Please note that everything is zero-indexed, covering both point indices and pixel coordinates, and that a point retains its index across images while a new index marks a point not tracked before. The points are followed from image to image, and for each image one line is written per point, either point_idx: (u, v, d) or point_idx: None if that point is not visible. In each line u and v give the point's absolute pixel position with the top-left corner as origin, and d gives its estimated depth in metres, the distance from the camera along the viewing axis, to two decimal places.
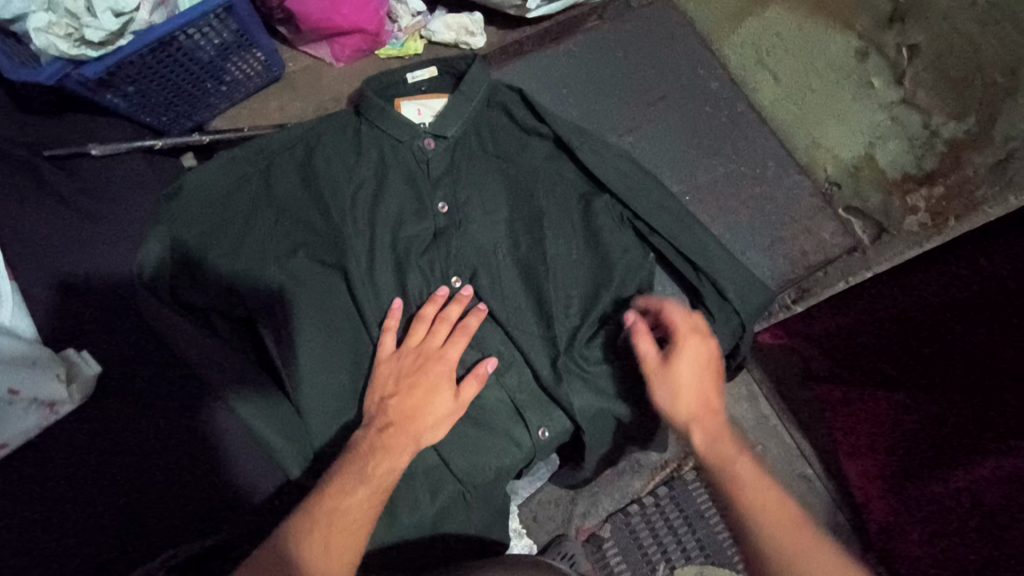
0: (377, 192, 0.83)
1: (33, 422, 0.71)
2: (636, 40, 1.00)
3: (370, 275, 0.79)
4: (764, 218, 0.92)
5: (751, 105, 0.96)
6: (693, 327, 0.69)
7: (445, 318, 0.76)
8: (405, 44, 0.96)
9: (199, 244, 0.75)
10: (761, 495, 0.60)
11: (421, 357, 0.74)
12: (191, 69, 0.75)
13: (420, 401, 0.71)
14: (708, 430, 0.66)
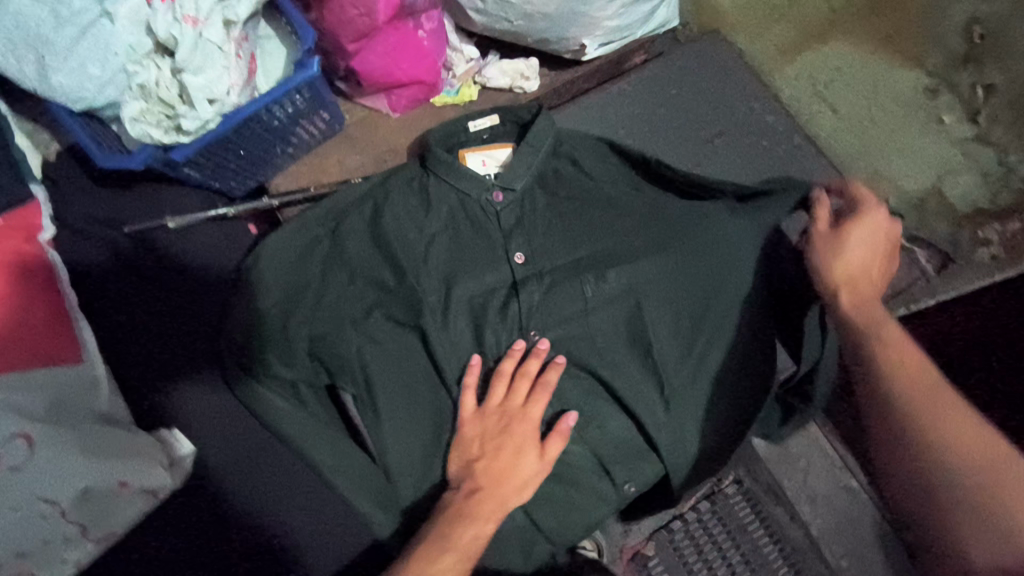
0: (451, 246, 0.82)
1: (136, 509, 0.74)
2: (688, 76, 0.99)
3: (450, 333, 0.78)
4: None
5: (809, 138, 0.95)
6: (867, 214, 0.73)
7: (524, 374, 0.76)
8: (460, 91, 0.96)
9: (281, 311, 0.76)
10: (908, 359, 0.59)
11: (502, 419, 0.75)
12: (265, 137, 0.75)
13: (505, 464, 0.73)
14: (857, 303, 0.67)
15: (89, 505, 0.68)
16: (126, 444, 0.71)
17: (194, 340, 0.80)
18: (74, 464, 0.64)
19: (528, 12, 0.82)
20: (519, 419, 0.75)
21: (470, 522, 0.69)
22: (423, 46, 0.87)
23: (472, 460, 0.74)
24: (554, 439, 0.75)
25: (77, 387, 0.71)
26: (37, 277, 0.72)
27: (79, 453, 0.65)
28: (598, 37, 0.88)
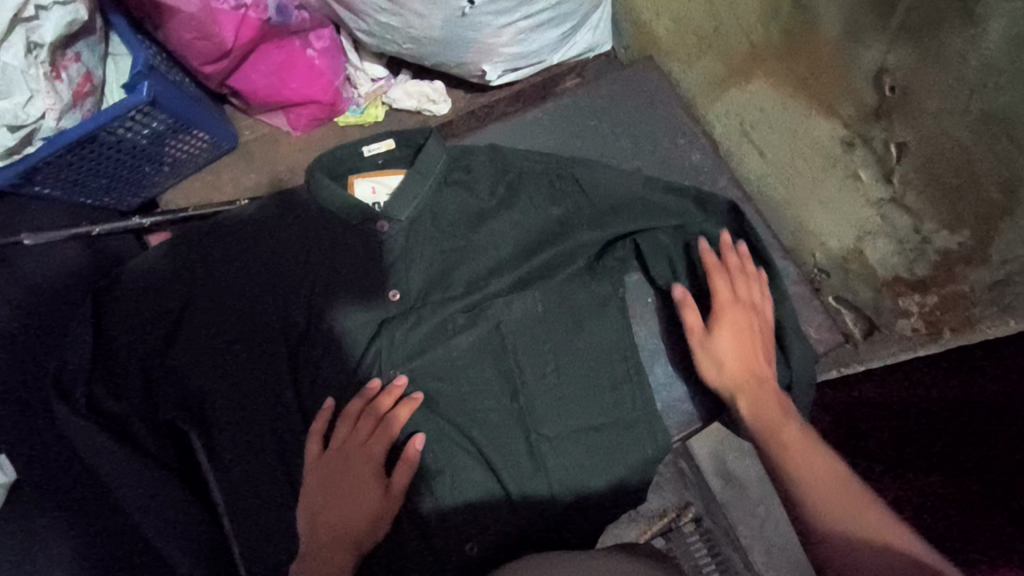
0: (328, 272, 0.77)
1: None
2: (611, 107, 0.92)
3: (308, 366, 0.75)
4: None
5: (736, 181, 0.87)
6: (737, 298, 0.73)
7: (372, 412, 0.72)
8: (366, 111, 0.91)
9: (133, 337, 0.73)
10: (797, 449, 0.62)
11: (348, 454, 0.71)
12: (120, 157, 0.72)
13: (352, 500, 0.70)
14: (751, 397, 0.68)
15: None
16: None
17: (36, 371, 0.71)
18: None
19: (414, 36, 0.76)
20: (364, 451, 0.71)
21: (321, 561, 0.67)
22: (314, 65, 0.83)
23: (319, 503, 0.70)
24: (400, 469, 0.70)
25: None
26: None
27: None
28: (499, 63, 0.82)
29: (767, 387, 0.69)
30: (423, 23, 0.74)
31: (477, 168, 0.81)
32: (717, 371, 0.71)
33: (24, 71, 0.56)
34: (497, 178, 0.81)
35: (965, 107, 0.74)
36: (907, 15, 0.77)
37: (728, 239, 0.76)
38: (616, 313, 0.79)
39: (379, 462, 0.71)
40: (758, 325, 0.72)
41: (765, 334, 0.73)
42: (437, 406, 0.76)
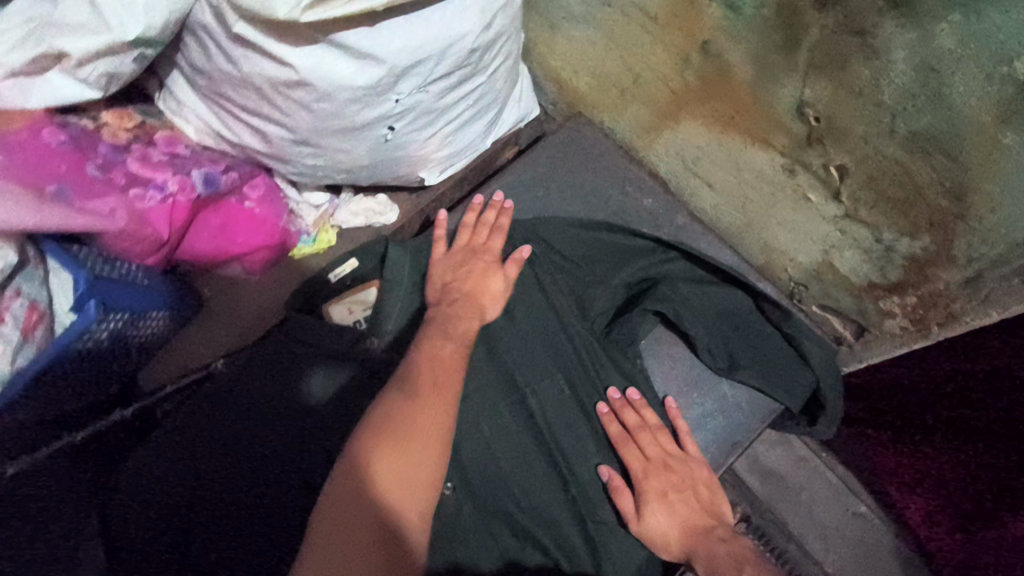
0: (334, 414, 0.76)
1: None
2: (558, 169, 0.93)
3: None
4: (746, 343, 0.83)
5: (692, 216, 0.90)
6: (652, 461, 0.77)
7: (484, 222, 0.84)
8: (317, 238, 0.91)
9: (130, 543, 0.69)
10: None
11: (454, 263, 0.80)
12: (87, 364, 0.71)
13: (421, 439, 0.62)
14: (706, 555, 0.73)
15: None
16: None
17: None
18: None
19: (344, 168, 0.76)
20: (493, 268, 0.80)
21: (373, 478, 0.59)
22: (254, 214, 0.83)
23: (443, 308, 0.76)
24: (495, 304, 0.79)
25: None
26: None
27: None
28: (434, 167, 0.83)
29: (714, 535, 0.75)
30: (349, 156, 0.74)
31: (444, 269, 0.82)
32: (669, 549, 0.75)
33: None
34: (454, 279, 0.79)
35: (892, 129, 0.60)
36: (813, 46, 0.60)
37: (616, 391, 0.80)
38: (617, 377, 0.81)
39: (495, 261, 0.81)
40: (675, 468, 0.78)
41: (694, 477, 0.78)
42: (483, 513, 0.73)
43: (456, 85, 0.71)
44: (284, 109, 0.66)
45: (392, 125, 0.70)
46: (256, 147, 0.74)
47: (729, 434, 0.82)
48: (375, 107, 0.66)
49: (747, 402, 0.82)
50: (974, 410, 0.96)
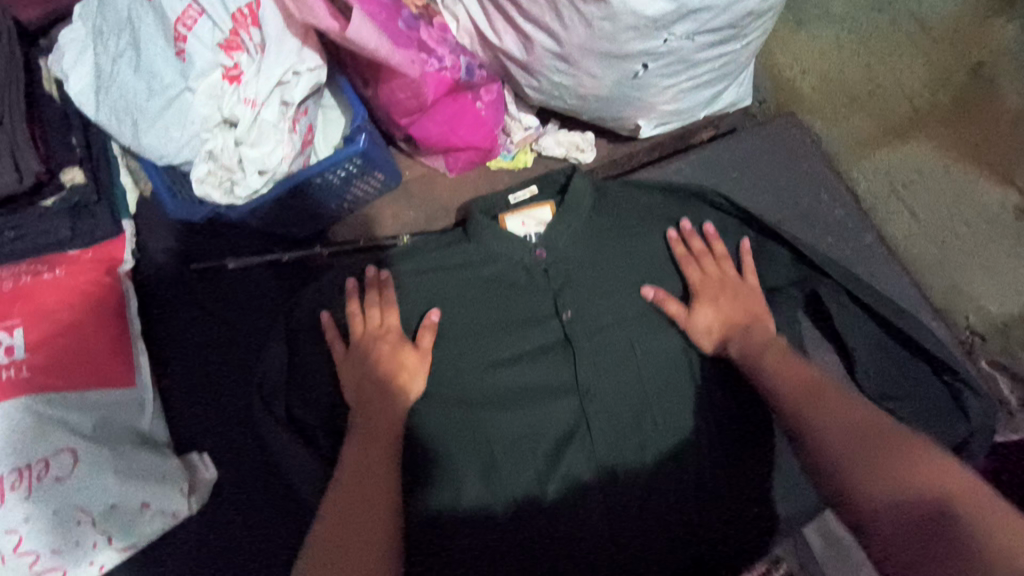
0: (499, 304, 0.79)
1: (158, 525, 0.75)
2: (754, 161, 0.93)
3: (471, 389, 0.77)
4: (902, 376, 0.81)
5: (882, 238, 0.88)
6: (709, 273, 0.80)
7: (370, 300, 0.78)
8: (516, 156, 0.98)
9: (308, 357, 0.79)
10: (812, 391, 0.68)
11: (359, 343, 0.76)
12: (319, 195, 0.81)
13: (727, 323, 0.78)
14: (742, 343, 0.75)
15: (115, 519, 0.72)
16: (152, 466, 0.75)
17: (237, 381, 0.85)
18: (106, 483, 0.71)
19: (581, 93, 0.82)
20: (400, 347, 0.75)
21: (351, 512, 0.63)
22: (480, 115, 0.89)
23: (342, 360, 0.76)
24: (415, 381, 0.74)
25: (126, 408, 0.76)
26: (107, 306, 0.76)
27: (112, 473, 0.71)
28: (653, 118, 0.87)
29: (759, 326, 0.77)
30: (594, 83, 0.79)
31: (639, 207, 0.84)
32: (710, 341, 0.77)
33: (275, 125, 0.66)
34: (647, 222, 0.84)
35: None
36: None
37: (690, 222, 0.83)
38: None
39: (401, 338, 0.76)
40: (734, 288, 0.79)
41: (746, 294, 0.79)
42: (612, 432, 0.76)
43: (716, 43, 0.76)
44: (565, 21, 0.72)
45: (646, 64, 0.76)
46: (513, 53, 0.81)
47: None
48: (645, 41, 0.72)
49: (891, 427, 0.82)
50: None
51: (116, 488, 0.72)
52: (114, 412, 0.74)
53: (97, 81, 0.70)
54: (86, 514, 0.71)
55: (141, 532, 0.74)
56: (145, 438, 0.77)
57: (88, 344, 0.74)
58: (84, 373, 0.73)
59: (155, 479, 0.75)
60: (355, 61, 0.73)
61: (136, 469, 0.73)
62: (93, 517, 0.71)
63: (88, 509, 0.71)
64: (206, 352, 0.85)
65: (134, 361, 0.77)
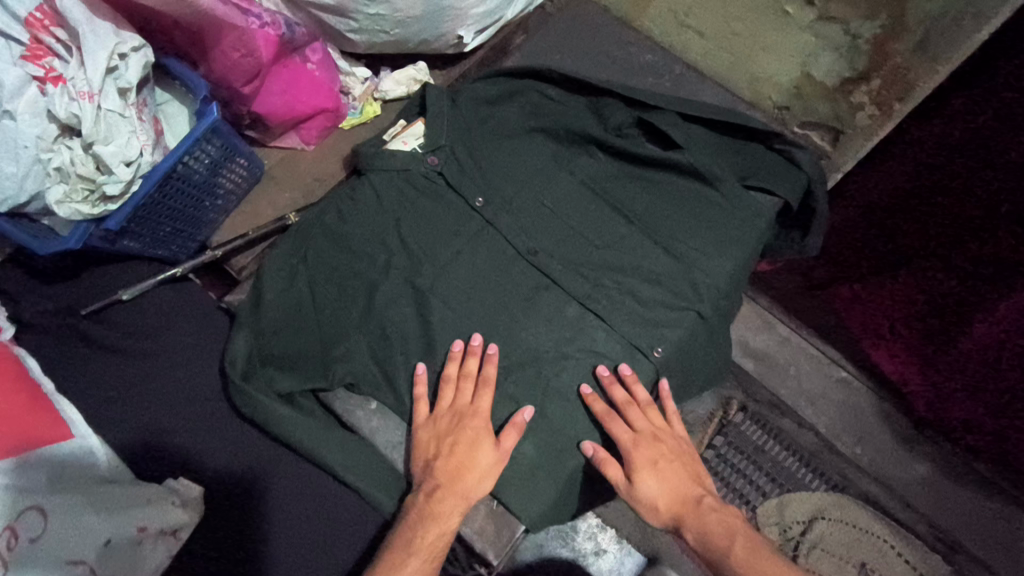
0: (419, 221, 0.91)
1: (164, 553, 0.79)
2: (568, 41, 1.06)
3: (432, 294, 0.86)
4: (744, 158, 0.98)
5: (687, 64, 1.05)
6: (633, 396, 0.83)
7: (467, 374, 0.81)
8: (363, 110, 1.01)
9: (269, 339, 0.81)
10: (693, 519, 0.80)
11: (435, 428, 0.78)
12: (190, 193, 0.80)
13: (648, 430, 0.82)
14: (639, 413, 0.82)
15: (116, 555, 0.76)
16: (130, 495, 0.78)
17: (188, 398, 0.86)
18: (90, 521, 0.74)
19: (400, 19, 0.88)
20: (486, 436, 0.78)
21: (422, 533, 0.72)
22: (315, 77, 0.92)
23: (430, 459, 0.77)
24: (483, 452, 0.77)
25: (78, 459, 0.78)
26: (12, 374, 0.78)
27: (90, 510, 0.75)
28: (471, 26, 0.96)
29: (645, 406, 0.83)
30: (407, 3, 0.86)
31: (488, 101, 0.99)
32: (634, 443, 0.81)
33: (122, 115, 0.66)
34: (499, 103, 1.00)
35: None
36: None
37: (627, 369, 0.83)
38: (655, 180, 0.96)
39: (490, 430, 0.78)
40: (650, 413, 0.83)
41: (675, 446, 0.85)
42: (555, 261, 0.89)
43: None
44: None
45: None
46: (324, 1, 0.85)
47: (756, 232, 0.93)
48: None
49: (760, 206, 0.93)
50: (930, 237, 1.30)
51: (106, 525, 0.75)
52: (64, 465, 0.76)
53: None
54: (84, 562, 0.73)
55: (146, 559, 0.78)
56: (111, 480, 0.79)
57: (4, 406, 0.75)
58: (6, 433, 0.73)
59: (142, 503, 0.79)
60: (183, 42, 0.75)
61: (113, 504, 0.77)
62: (93, 561, 0.74)
63: (82, 557, 0.73)
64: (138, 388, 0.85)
65: (60, 414, 0.78)
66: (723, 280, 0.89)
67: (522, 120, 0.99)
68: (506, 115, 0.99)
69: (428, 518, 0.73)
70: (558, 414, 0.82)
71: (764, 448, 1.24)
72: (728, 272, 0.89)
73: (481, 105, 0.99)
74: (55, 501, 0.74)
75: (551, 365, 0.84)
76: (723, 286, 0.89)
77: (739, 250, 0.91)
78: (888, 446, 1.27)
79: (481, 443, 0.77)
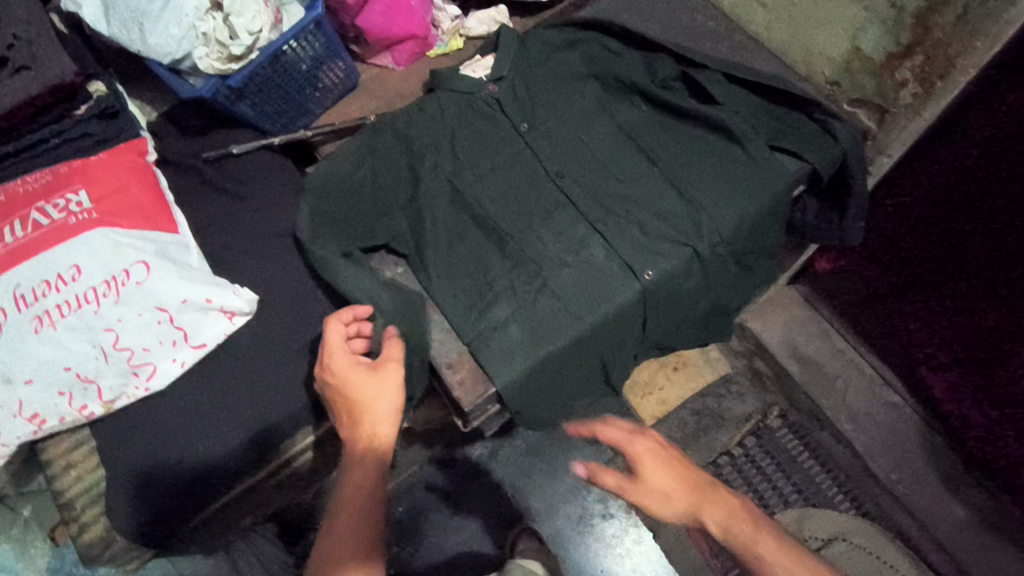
0: (471, 136, 1.06)
1: (217, 330, 0.82)
2: (639, 3, 1.16)
3: (467, 195, 1.00)
4: (780, 123, 1.03)
5: (748, 35, 1.11)
6: (653, 447, 0.78)
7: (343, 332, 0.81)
8: (449, 43, 1.19)
9: (329, 203, 0.99)
10: (708, 504, 0.77)
11: (339, 392, 0.78)
12: (296, 78, 1.01)
13: (688, 489, 0.77)
14: (682, 490, 0.77)
15: (186, 316, 0.80)
16: (206, 276, 0.83)
17: (255, 236, 0.97)
18: (179, 283, 0.80)
19: None
20: (384, 373, 0.79)
21: (355, 491, 0.76)
22: (412, 6, 1.10)
23: (346, 414, 0.78)
24: (383, 394, 0.78)
25: (176, 249, 0.84)
26: (145, 177, 0.88)
27: (181, 277, 0.80)
28: None
29: (670, 454, 0.78)
30: None
31: (551, 43, 1.12)
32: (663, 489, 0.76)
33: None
34: (562, 44, 1.12)
35: None
36: None
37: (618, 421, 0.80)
38: (690, 132, 1.03)
39: (383, 365, 0.79)
40: (672, 455, 0.78)
41: (703, 476, 0.79)
42: (578, 187, 1.00)
43: None
44: None
45: None
46: None
47: (774, 193, 0.98)
48: None
49: (785, 170, 0.99)
50: (946, 256, 1.24)
51: (185, 287, 0.80)
52: (168, 246, 0.83)
53: (103, 4, 0.89)
54: (165, 312, 0.79)
55: (208, 328, 0.81)
56: (194, 266, 0.84)
57: (137, 192, 0.85)
58: (136, 217, 0.83)
59: (211, 283, 0.82)
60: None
61: (199, 277, 0.82)
62: (172, 313, 0.79)
63: (167, 308, 0.79)
64: (235, 218, 0.98)
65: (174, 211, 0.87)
66: (727, 229, 0.96)
67: (580, 64, 1.10)
68: (566, 57, 1.11)
69: (356, 472, 0.76)
70: (549, 309, 0.92)
71: (796, 458, 1.50)
72: (739, 225, 0.97)
73: (546, 45, 1.11)
74: (164, 267, 0.80)
75: (554, 268, 0.94)
76: (726, 233, 0.96)
77: (752, 207, 0.97)
78: (933, 485, 1.35)
79: (385, 387, 0.79)
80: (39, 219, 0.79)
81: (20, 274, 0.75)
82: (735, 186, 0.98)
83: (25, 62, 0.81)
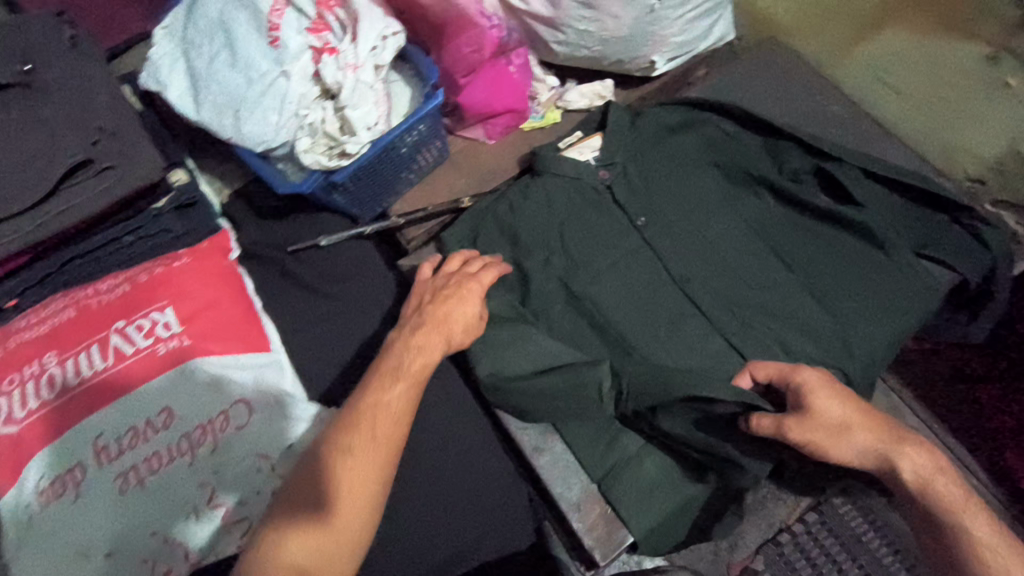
0: (582, 228, 0.95)
1: None
2: (753, 80, 1.06)
3: (585, 299, 0.90)
4: (924, 225, 0.93)
5: (876, 121, 1.02)
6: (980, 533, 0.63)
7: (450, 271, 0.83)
8: (545, 116, 1.08)
9: None
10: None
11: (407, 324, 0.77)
12: (394, 163, 0.90)
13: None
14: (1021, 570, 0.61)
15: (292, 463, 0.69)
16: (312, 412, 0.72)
17: (347, 345, 0.85)
18: (284, 424, 0.70)
19: (605, 37, 0.94)
20: (446, 311, 0.77)
21: (335, 455, 0.64)
22: (515, 79, 0.99)
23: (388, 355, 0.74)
24: (433, 351, 0.74)
25: (273, 375, 0.72)
26: (233, 286, 0.77)
27: (287, 417, 0.70)
28: (666, 53, 1.00)
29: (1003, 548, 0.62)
30: (615, 24, 0.92)
31: (663, 122, 1.01)
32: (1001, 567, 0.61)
33: (369, 85, 0.76)
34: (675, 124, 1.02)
35: None
36: None
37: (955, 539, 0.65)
38: (825, 234, 0.94)
39: (448, 304, 0.77)
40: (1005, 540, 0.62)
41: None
42: (707, 291, 0.91)
43: None
44: None
45: None
46: (541, 13, 0.93)
47: (928, 308, 0.88)
48: None
49: (939, 282, 0.89)
50: None
51: (290, 430, 0.70)
52: (266, 372, 0.72)
53: (192, 84, 0.78)
54: (268, 460, 0.68)
55: None
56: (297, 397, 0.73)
57: (227, 308, 0.74)
58: (230, 342, 0.72)
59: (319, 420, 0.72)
60: (429, 31, 0.92)
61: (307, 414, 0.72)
62: (275, 461, 0.68)
63: (269, 454, 0.68)
64: (325, 323, 0.86)
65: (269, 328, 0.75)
66: (879, 349, 0.87)
67: (697, 148, 1.00)
68: (679, 140, 1.00)
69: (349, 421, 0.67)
70: None
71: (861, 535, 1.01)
72: (890, 344, 0.87)
73: (659, 125, 1.01)
74: (266, 405, 0.70)
75: None
76: (879, 353, 0.86)
77: (904, 323, 0.88)
78: None
79: (431, 354, 0.73)
80: (122, 346, 0.68)
81: (104, 418, 0.64)
82: (885, 300, 0.88)
83: (110, 162, 0.69)
